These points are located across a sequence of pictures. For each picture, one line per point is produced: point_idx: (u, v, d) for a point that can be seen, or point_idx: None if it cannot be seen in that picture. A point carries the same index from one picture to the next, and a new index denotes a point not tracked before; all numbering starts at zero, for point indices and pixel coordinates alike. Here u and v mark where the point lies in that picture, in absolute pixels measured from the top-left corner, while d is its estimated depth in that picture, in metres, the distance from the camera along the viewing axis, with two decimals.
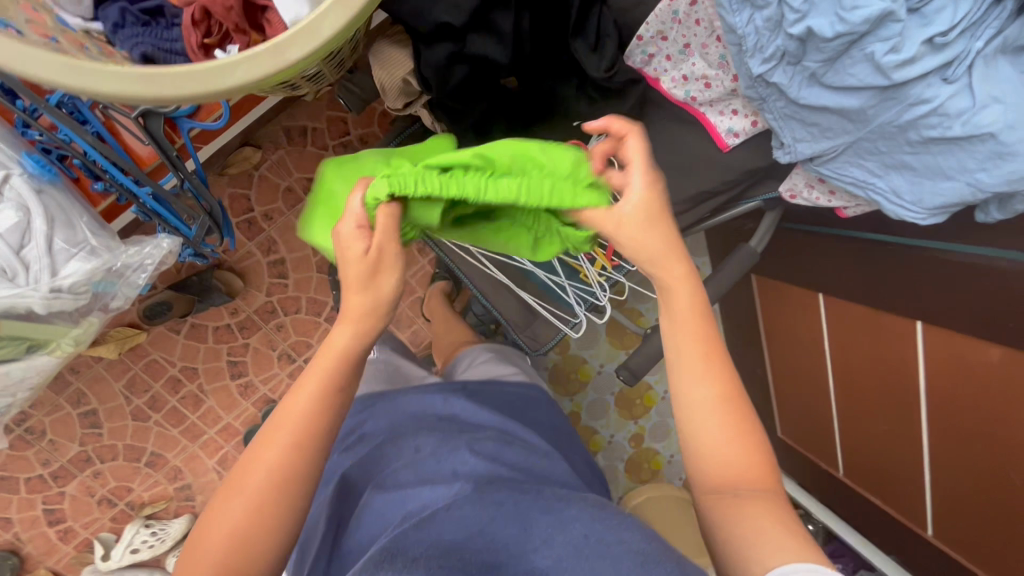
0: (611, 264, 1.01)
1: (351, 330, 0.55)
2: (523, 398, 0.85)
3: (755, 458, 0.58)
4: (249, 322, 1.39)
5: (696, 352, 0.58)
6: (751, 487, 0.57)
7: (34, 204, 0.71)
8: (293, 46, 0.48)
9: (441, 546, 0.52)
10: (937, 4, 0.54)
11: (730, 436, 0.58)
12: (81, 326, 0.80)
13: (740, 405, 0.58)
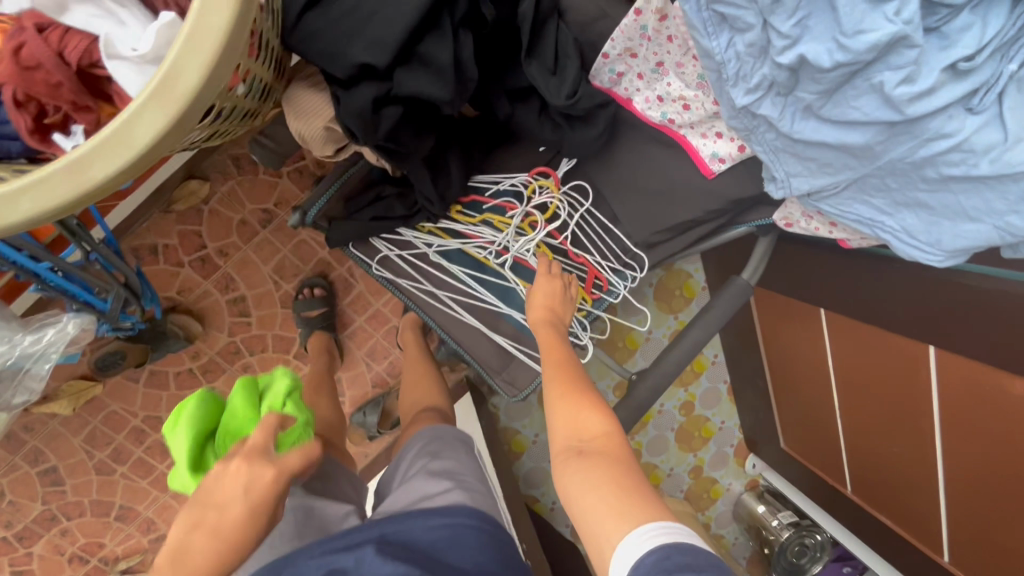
0: (591, 298, 0.90)
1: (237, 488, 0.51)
2: (459, 541, 0.60)
3: (601, 428, 0.62)
4: (213, 365, 1.30)
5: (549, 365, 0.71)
6: (598, 450, 0.61)
7: None
8: (107, 148, 0.37)
9: None
10: (963, 21, 0.43)
11: (575, 412, 0.64)
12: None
13: (586, 395, 0.66)
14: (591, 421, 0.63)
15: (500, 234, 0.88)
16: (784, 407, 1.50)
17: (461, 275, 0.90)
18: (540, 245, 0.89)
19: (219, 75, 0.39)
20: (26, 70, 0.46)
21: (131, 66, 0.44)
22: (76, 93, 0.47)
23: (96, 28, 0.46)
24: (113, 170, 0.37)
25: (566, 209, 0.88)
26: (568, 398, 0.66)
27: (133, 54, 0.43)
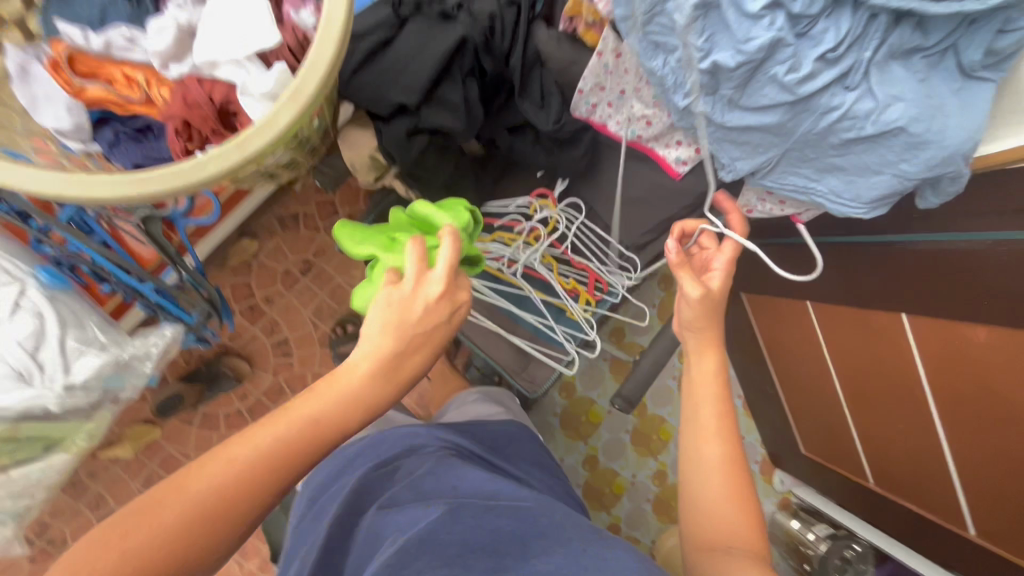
0: (595, 298, 1.07)
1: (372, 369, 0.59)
2: (506, 435, 0.93)
3: (745, 522, 0.67)
4: (259, 404, 1.42)
5: (710, 427, 0.71)
6: (741, 548, 0.65)
7: (48, 311, 0.76)
8: (254, 137, 0.52)
9: (443, 556, 0.58)
10: (823, 26, 0.60)
11: (725, 499, 0.67)
12: (94, 420, 0.84)
13: (742, 477, 0.68)
14: (739, 512, 0.67)
15: (510, 248, 1.03)
16: (797, 410, 1.55)
17: (480, 287, 1.04)
18: (545, 255, 1.05)
19: (328, 85, 0.55)
20: (189, 107, 0.62)
21: (257, 103, 0.59)
22: (216, 124, 0.62)
23: (229, 76, 0.61)
24: (257, 151, 0.53)
25: (565, 222, 1.04)
26: (723, 471, 0.68)
27: (260, 94, 0.58)
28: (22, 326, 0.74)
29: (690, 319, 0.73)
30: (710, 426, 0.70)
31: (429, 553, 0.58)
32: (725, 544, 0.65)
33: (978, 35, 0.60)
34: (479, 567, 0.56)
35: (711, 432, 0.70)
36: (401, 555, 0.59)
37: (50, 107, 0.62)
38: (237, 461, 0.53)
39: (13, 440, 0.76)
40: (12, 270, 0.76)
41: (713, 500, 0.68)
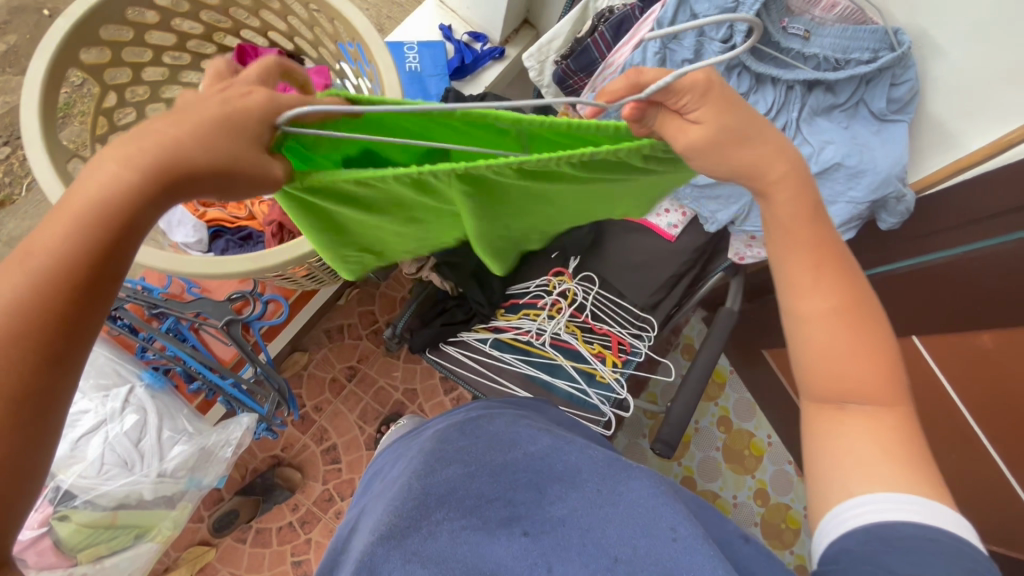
0: (620, 359, 1.15)
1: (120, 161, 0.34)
2: (538, 404, 0.93)
3: (876, 373, 0.49)
4: (310, 515, 1.44)
5: (804, 267, 0.49)
6: (867, 405, 0.49)
7: (150, 405, 0.88)
8: None
9: (461, 508, 0.60)
10: (753, 99, 0.78)
11: (843, 353, 0.49)
12: (177, 509, 0.92)
13: (861, 326, 0.49)
14: (867, 362, 0.49)
15: (536, 322, 1.15)
16: None
17: (514, 360, 1.15)
18: (569, 324, 1.16)
19: None
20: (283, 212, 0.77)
21: None
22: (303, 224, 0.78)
23: None
24: None
25: (582, 293, 1.16)
26: (835, 322, 0.49)
27: None
28: (128, 419, 0.86)
29: (698, 143, 0.42)
30: (800, 275, 0.49)
31: (446, 506, 0.61)
32: (849, 396, 0.49)
33: (877, 88, 0.77)
34: (496, 517, 0.60)
35: (822, 271, 0.49)
36: (417, 503, 0.60)
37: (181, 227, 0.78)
38: None
39: (112, 528, 0.86)
40: (123, 372, 0.87)
41: (824, 354, 0.50)
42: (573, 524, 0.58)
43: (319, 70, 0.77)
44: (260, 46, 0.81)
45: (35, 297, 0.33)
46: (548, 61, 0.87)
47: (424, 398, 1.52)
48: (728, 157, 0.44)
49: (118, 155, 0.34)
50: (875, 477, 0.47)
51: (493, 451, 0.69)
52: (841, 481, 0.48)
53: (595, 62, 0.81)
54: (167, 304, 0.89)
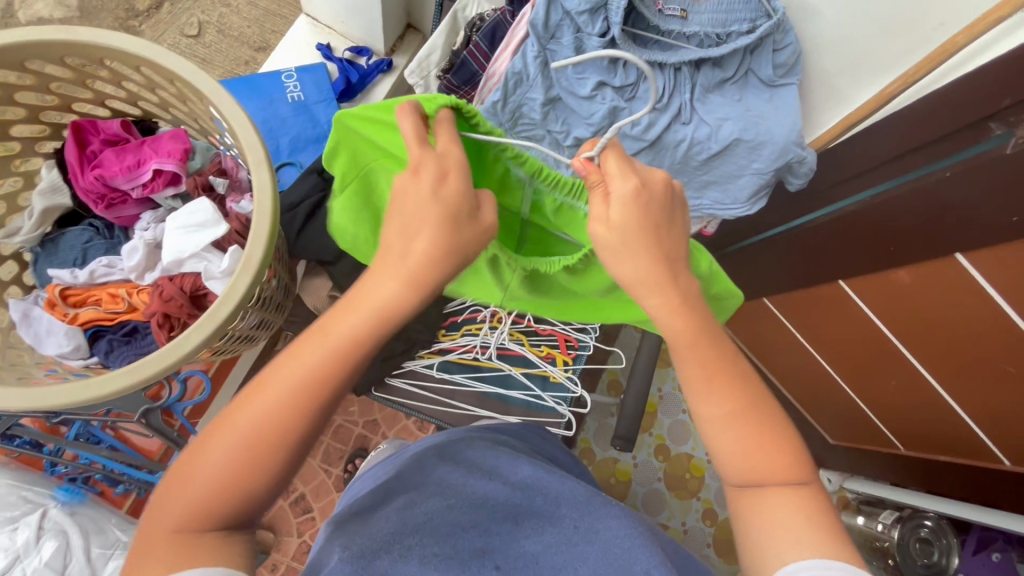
0: (570, 357, 1.14)
1: (397, 281, 0.48)
2: (520, 432, 0.90)
3: (779, 461, 0.52)
4: (291, 571, 1.39)
5: (697, 376, 0.54)
6: (780, 483, 0.52)
7: (71, 525, 0.79)
8: (221, 305, 0.57)
9: (435, 537, 0.56)
10: (644, 87, 0.75)
11: (761, 444, 0.52)
12: None
13: (761, 424, 0.53)
14: (771, 447, 0.52)
15: (479, 336, 1.13)
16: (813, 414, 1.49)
17: (465, 380, 1.12)
18: (513, 333, 1.13)
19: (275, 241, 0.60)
20: (164, 301, 0.65)
21: (221, 281, 0.65)
22: (191, 309, 0.66)
23: (194, 267, 0.66)
24: (227, 319, 0.57)
25: None
26: (735, 422, 0.53)
27: (222, 272, 0.64)
28: (46, 547, 0.77)
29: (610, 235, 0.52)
30: (697, 383, 0.53)
31: (419, 535, 0.56)
32: (756, 479, 0.52)
33: (762, 57, 0.76)
34: (469, 548, 0.54)
35: (723, 382, 0.53)
36: (388, 536, 0.55)
37: (52, 336, 0.65)
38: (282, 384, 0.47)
39: None
40: (32, 497, 0.80)
41: (746, 441, 0.52)
42: (547, 560, 0.53)
43: (174, 132, 0.69)
44: (99, 120, 0.72)
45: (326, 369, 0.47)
46: (431, 76, 0.82)
47: (387, 427, 1.48)
48: (614, 269, 0.53)
49: (405, 279, 0.48)
50: (802, 541, 0.48)
51: (475, 485, 0.66)
52: (775, 551, 0.49)
53: (476, 74, 0.78)
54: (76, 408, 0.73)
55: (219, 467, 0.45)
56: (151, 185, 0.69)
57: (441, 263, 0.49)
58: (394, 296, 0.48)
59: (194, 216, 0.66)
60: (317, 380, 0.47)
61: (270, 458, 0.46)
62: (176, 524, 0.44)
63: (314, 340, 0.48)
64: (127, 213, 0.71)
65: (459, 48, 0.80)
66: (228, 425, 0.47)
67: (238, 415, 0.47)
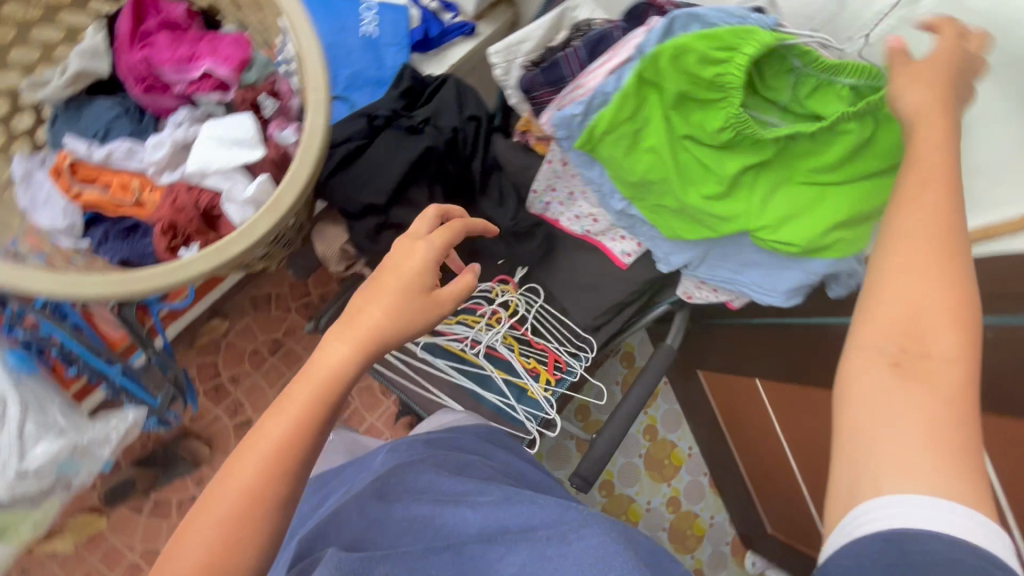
0: (554, 377, 1.11)
1: (344, 343, 0.54)
2: (484, 431, 0.81)
3: (955, 322, 0.46)
4: None
5: (908, 243, 0.48)
6: (943, 380, 0.45)
7: (13, 395, 0.76)
8: (231, 243, 0.54)
9: (405, 564, 0.51)
10: None
11: (934, 328, 0.46)
12: (42, 507, 0.81)
13: (964, 296, 0.46)
14: (943, 327, 0.46)
15: (472, 329, 1.10)
16: (765, 500, 1.49)
17: (445, 367, 1.10)
18: (507, 337, 1.10)
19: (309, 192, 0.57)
20: (175, 210, 0.61)
21: (239, 208, 0.61)
22: (200, 225, 0.62)
23: (215, 184, 0.62)
24: (235, 255, 0.54)
25: (525, 304, 1.11)
26: (922, 286, 0.47)
27: (242, 199, 0.60)
28: None
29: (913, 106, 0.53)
30: (916, 196, 0.49)
31: (389, 560, 0.51)
32: (909, 358, 0.46)
33: None
34: None
35: (939, 255, 0.47)
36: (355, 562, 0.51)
37: (47, 207, 0.61)
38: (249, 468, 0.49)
39: None
40: None
41: (929, 320, 0.46)
42: None
43: (238, 38, 0.65)
44: None
45: (285, 432, 0.50)
46: (516, 63, 0.77)
47: (352, 381, 1.46)
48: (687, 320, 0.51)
49: (352, 341, 0.54)
50: (911, 473, 0.43)
51: (438, 504, 0.61)
52: (871, 472, 0.45)
53: (564, 79, 0.73)
54: None
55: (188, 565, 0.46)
56: (197, 84, 0.65)
57: (397, 321, 0.55)
58: (343, 359, 0.53)
59: (233, 130, 0.62)
60: (276, 456, 0.49)
61: (248, 543, 0.47)
62: None
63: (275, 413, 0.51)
64: (164, 104, 0.67)
65: (554, 47, 0.76)
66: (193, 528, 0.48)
67: (205, 511, 0.48)
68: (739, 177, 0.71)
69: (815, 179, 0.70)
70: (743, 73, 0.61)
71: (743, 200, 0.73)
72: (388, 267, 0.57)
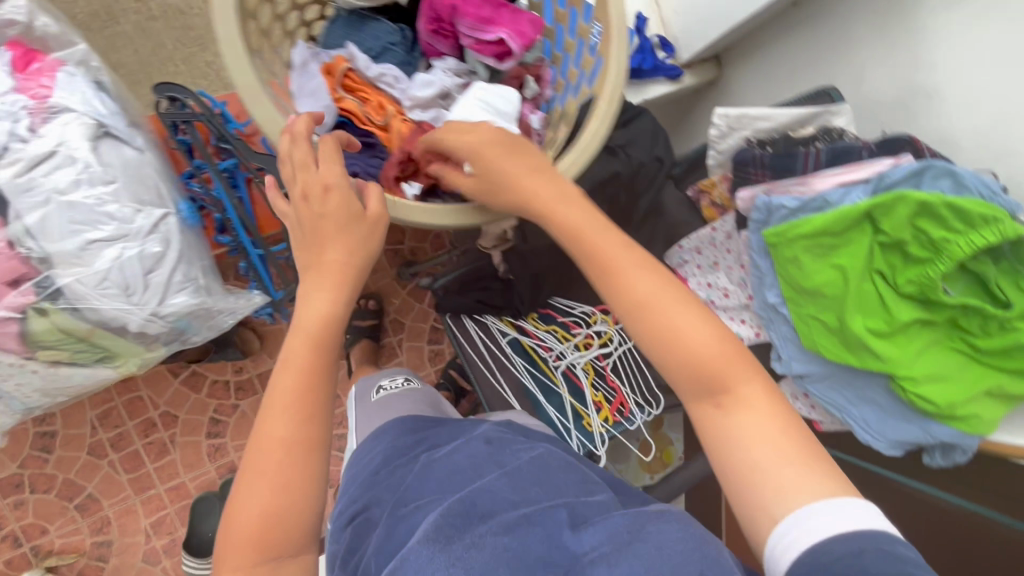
0: (614, 418, 1.11)
1: (327, 293, 0.59)
2: (532, 434, 0.83)
3: (710, 337, 0.54)
4: (248, 384, 1.40)
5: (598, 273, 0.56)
6: (722, 381, 0.53)
7: (176, 242, 0.76)
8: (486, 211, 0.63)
9: (501, 524, 0.55)
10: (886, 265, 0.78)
11: (674, 338, 0.54)
12: (152, 351, 0.79)
13: (677, 304, 0.55)
14: (700, 323, 0.54)
15: (561, 344, 1.13)
16: None
17: (520, 366, 1.11)
18: (588, 363, 1.13)
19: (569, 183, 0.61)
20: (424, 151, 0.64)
21: None
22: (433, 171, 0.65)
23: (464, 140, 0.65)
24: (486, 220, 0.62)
25: (616, 341, 1.14)
26: (646, 308, 0.55)
27: None
28: (150, 245, 0.74)
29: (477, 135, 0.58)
30: (618, 262, 0.56)
31: (485, 523, 0.55)
32: (716, 390, 0.53)
33: None
34: (534, 551, 0.52)
35: (627, 264, 0.56)
36: (451, 519, 0.55)
37: (309, 98, 0.63)
38: (283, 404, 0.57)
39: (85, 342, 0.73)
40: (164, 195, 0.77)
41: (688, 326, 0.54)
42: (604, 556, 0.50)
43: (537, 20, 0.65)
44: None
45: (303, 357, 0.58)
46: (739, 132, 0.81)
47: (407, 338, 1.49)
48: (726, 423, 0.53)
49: (329, 286, 0.59)
50: (781, 480, 0.49)
51: (528, 478, 0.64)
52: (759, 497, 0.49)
53: (793, 172, 0.76)
54: (236, 140, 0.82)
55: (254, 491, 0.54)
56: (481, 46, 0.66)
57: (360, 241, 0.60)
58: (325, 301, 0.59)
59: (499, 99, 0.65)
60: (295, 392, 0.57)
61: (302, 476, 0.55)
62: (248, 525, 0.53)
63: (290, 354, 0.58)
64: (437, 47, 0.69)
65: (797, 137, 0.77)
66: (251, 460, 0.56)
67: (256, 443, 0.56)
68: (909, 325, 0.73)
69: (976, 347, 0.73)
70: (970, 250, 0.64)
71: (901, 345, 0.74)
72: (305, 208, 0.59)
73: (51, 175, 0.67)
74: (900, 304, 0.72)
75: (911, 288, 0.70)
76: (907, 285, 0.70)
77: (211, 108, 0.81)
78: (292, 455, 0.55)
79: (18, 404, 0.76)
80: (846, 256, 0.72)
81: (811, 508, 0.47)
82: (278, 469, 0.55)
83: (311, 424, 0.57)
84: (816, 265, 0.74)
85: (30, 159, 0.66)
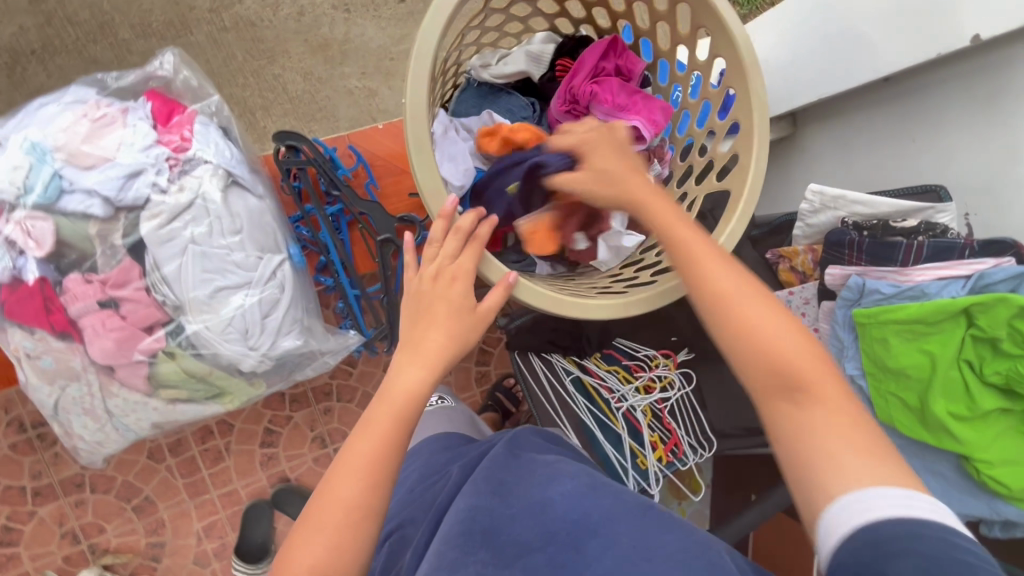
0: (669, 459, 1.13)
1: (416, 366, 0.61)
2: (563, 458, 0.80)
3: (772, 319, 0.55)
4: (301, 397, 1.42)
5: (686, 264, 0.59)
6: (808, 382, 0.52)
7: (290, 288, 0.78)
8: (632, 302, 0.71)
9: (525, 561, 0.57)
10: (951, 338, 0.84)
11: (764, 332, 0.54)
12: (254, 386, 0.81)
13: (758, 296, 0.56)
14: (788, 330, 0.54)
15: (623, 386, 1.15)
16: None
17: (581, 404, 1.13)
18: (647, 406, 1.15)
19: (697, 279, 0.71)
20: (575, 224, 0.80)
21: None
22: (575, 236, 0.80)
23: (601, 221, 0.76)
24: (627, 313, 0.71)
25: (675, 386, 1.16)
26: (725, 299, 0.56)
27: None
28: (268, 291, 0.76)
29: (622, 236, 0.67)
30: (706, 256, 0.58)
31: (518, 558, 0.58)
32: (795, 386, 0.52)
33: None
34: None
35: (713, 258, 0.58)
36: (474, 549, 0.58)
37: (451, 164, 0.80)
38: (355, 463, 0.57)
39: (202, 381, 0.76)
40: (280, 241, 0.79)
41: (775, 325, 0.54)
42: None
43: (667, 108, 0.78)
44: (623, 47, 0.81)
45: (390, 430, 0.58)
46: (833, 210, 0.87)
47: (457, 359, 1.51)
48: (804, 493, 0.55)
49: (422, 363, 0.62)
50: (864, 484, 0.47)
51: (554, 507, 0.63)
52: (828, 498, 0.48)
53: (893, 261, 0.83)
54: (344, 187, 0.84)
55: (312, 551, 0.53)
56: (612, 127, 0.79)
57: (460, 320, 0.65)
58: (417, 378, 0.61)
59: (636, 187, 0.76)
60: (376, 462, 0.57)
61: (357, 536, 0.54)
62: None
63: (370, 421, 0.59)
64: None
65: (898, 227, 0.84)
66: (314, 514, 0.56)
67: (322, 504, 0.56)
68: (990, 412, 0.76)
69: None
70: None
71: (984, 431, 0.76)
72: (432, 287, 0.66)
73: (189, 226, 0.71)
74: (982, 390, 0.75)
75: (993, 376, 0.74)
76: (992, 374, 0.74)
77: (324, 156, 0.83)
78: (358, 518, 0.54)
79: (133, 434, 0.80)
80: (935, 341, 0.76)
81: (876, 490, 0.46)
82: (341, 529, 0.54)
83: (381, 490, 0.56)
84: (905, 344, 0.78)
85: (172, 211, 0.70)
